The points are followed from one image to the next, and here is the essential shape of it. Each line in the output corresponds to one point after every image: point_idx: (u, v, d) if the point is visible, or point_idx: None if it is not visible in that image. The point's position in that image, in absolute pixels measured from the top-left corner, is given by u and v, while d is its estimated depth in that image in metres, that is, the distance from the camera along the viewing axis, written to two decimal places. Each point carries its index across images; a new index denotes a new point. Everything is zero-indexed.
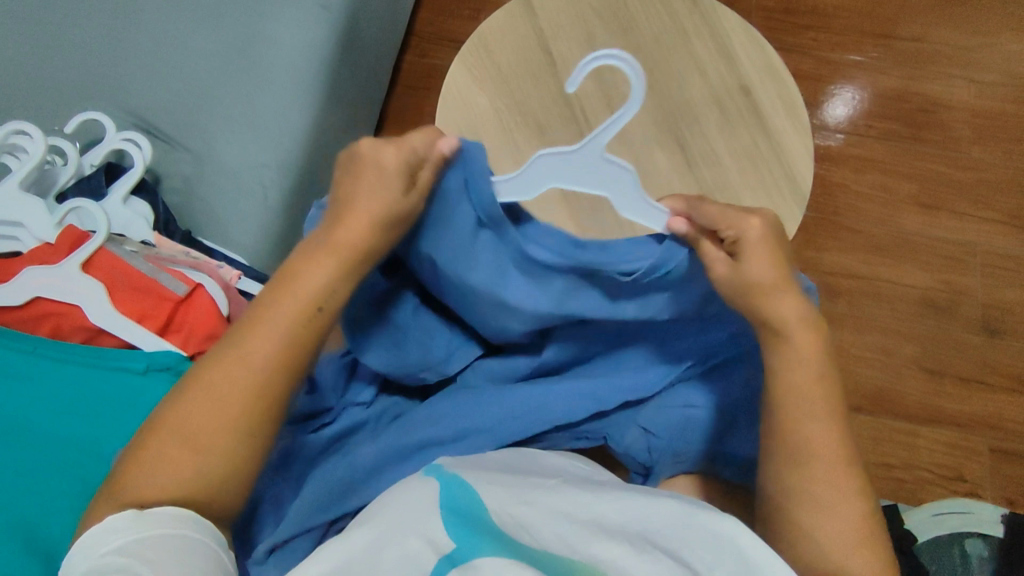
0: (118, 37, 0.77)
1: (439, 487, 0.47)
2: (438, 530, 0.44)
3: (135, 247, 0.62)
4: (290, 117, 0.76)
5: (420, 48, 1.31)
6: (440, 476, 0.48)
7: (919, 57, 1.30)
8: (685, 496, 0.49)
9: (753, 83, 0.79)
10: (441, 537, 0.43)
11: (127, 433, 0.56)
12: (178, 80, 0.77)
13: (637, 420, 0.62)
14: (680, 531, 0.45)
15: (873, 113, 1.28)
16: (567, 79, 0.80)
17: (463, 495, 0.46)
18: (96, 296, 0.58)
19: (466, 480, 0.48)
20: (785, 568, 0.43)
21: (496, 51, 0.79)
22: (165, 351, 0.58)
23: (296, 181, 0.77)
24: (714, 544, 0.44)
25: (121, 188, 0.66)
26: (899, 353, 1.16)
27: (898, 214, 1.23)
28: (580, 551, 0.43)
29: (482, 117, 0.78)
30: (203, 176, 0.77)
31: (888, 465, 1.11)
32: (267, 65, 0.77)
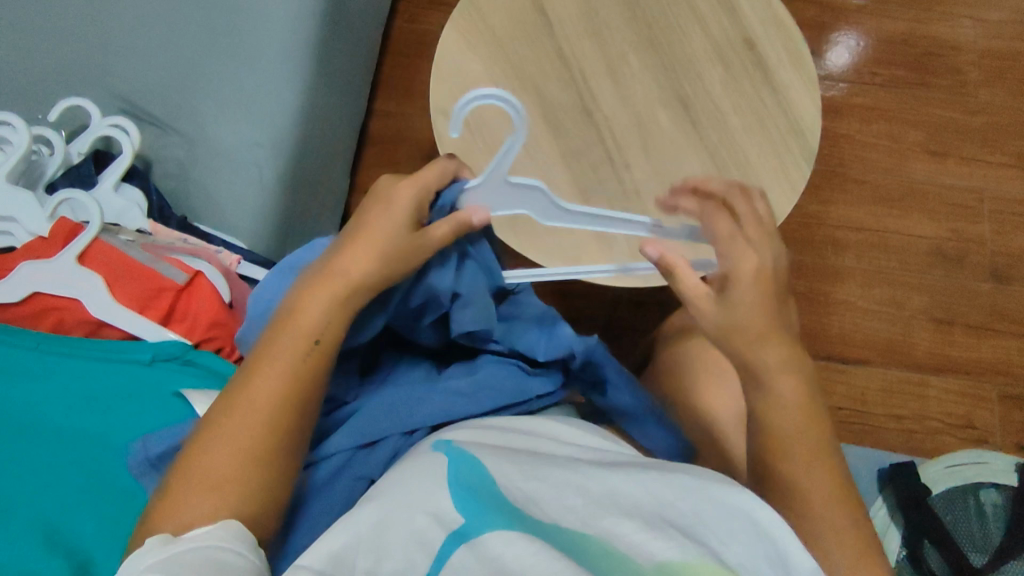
0: (97, 18, 0.74)
1: (446, 463, 0.47)
2: (445, 505, 0.44)
3: (131, 237, 0.61)
4: (280, 93, 0.74)
5: (409, 14, 1.27)
6: (448, 452, 0.49)
7: None
8: (695, 470, 0.49)
9: (756, 34, 0.77)
10: (447, 510, 0.44)
11: (139, 425, 0.55)
12: (160, 57, 0.74)
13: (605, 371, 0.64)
14: (693, 503, 0.46)
15: (877, 60, 1.24)
16: (565, 40, 0.77)
17: (470, 472, 0.46)
18: (95, 288, 0.56)
19: (475, 457, 0.48)
20: (796, 547, 0.45)
21: (488, 13, 0.76)
22: (170, 342, 0.57)
23: (289, 159, 0.75)
24: (728, 517, 0.45)
25: (111, 175, 0.64)
26: (908, 304, 1.15)
27: (906, 162, 1.20)
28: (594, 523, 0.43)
29: (479, 83, 0.75)
30: (195, 160, 0.75)
31: (898, 416, 1.11)
32: (256, 38, 0.75)
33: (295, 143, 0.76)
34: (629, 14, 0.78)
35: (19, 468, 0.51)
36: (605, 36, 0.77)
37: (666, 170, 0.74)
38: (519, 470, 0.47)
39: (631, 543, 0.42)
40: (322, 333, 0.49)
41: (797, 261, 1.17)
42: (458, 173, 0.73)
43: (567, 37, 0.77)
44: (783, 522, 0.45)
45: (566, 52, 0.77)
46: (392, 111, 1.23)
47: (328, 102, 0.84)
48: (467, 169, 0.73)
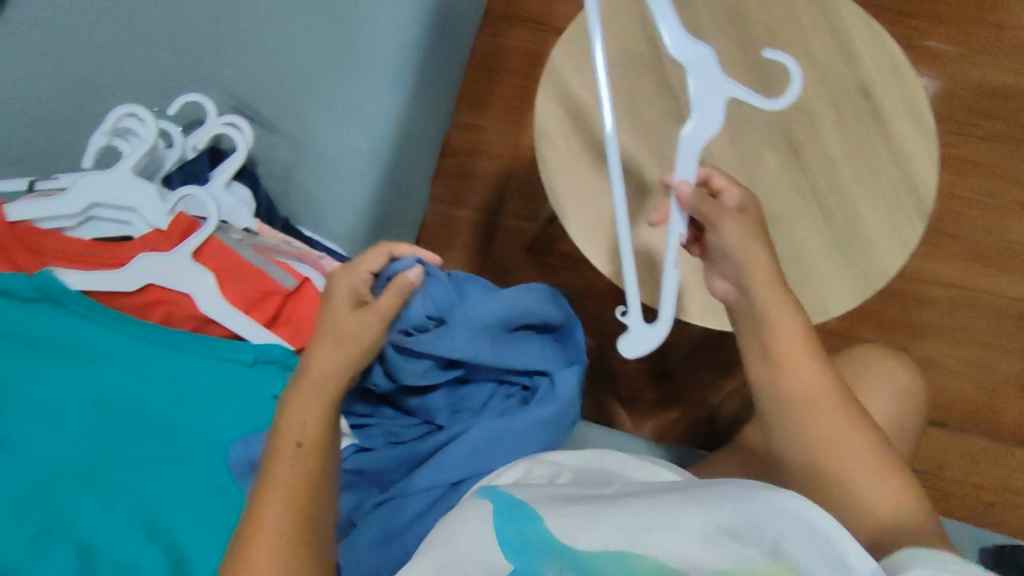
0: (218, 17, 0.76)
1: (493, 509, 0.45)
2: (496, 552, 0.43)
3: (241, 236, 0.61)
4: (385, 102, 0.75)
5: (494, 28, 1.28)
6: (493, 498, 0.46)
7: None
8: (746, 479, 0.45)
9: (874, 81, 0.76)
10: (499, 558, 0.43)
11: (239, 424, 0.56)
12: (275, 62, 0.76)
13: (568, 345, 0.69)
14: (756, 522, 0.42)
15: (977, 110, 1.19)
16: (676, 73, 0.75)
17: (520, 523, 0.44)
18: (207, 286, 0.57)
19: (521, 502, 0.46)
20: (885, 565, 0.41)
21: (599, 41, 0.76)
22: (274, 345, 0.57)
23: (389, 169, 0.76)
24: (792, 530, 0.42)
25: (223, 173, 0.65)
26: (997, 370, 1.09)
27: (1003, 220, 1.15)
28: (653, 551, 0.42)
29: (585, 109, 0.74)
30: (302, 163, 0.76)
31: (977, 486, 1.06)
32: (365, 46, 0.75)
33: (394, 153, 0.76)
34: (742, 54, 0.77)
35: (129, 459, 0.53)
36: (716, 72, 0.76)
37: (772, 216, 0.73)
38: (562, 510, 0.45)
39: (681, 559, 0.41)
40: (330, 355, 0.52)
41: (879, 314, 1.12)
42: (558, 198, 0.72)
43: (677, 70, 0.76)
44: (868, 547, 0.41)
45: (675, 85, 0.75)
46: (474, 124, 1.24)
47: (426, 114, 0.84)
48: (567, 194, 0.72)
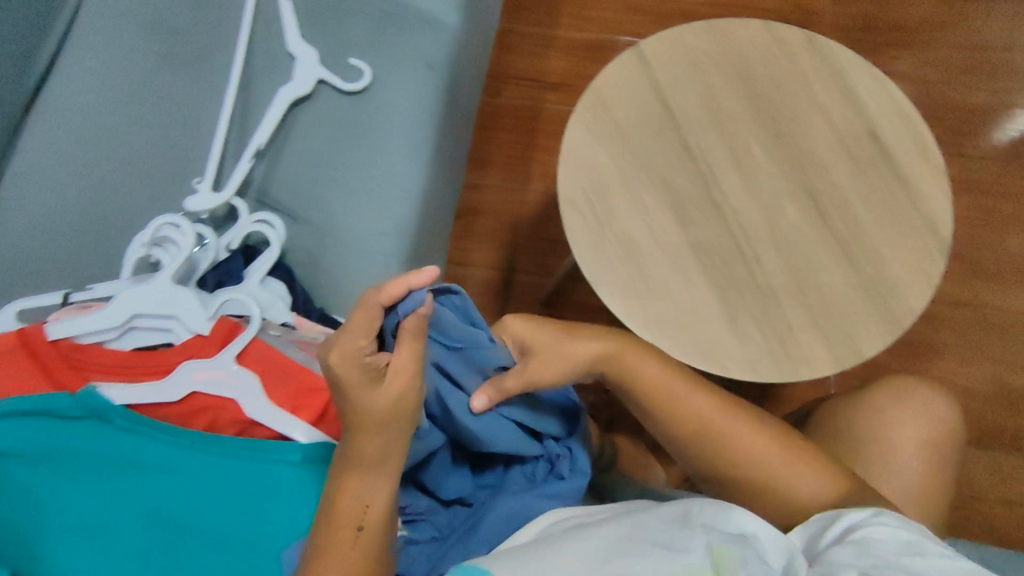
0: (242, 118, 0.80)
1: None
2: None
3: (278, 332, 0.63)
4: (404, 181, 0.80)
5: (492, 88, 1.33)
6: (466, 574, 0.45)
7: (1004, 70, 1.32)
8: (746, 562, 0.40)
9: (880, 124, 0.78)
10: None
11: (297, 527, 0.55)
12: (295, 155, 0.79)
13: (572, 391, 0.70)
14: None
15: (963, 129, 1.28)
16: (690, 132, 0.77)
17: None
18: (253, 389, 0.58)
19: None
20: None
21: (613, 106, 0.78)
22: (321, 443, 0.58)
23: (412, 246, 0.79)
24: None
25: (259, 270, 0.66)
26: (1015, 386, 1.15)
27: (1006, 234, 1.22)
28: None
29: (605, 174, 0.75)
30: (325, 248, 0.76)
31: (1009, 504, 1.10)
32: (381, 132, 0.81)
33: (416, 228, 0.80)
34: (751, 107, 0.79)
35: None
36: (729, 128, 0.78)
37: (798, 264, 0.74)
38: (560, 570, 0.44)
39: None
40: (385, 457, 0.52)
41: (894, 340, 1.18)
42: (588, 264, 0.72)
43: (691, 130, 0.77)
44: None
45: (692, 145, 0.77)
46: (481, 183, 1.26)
47: (442, 191, 0.89)
48: (598, 261, 0.72)
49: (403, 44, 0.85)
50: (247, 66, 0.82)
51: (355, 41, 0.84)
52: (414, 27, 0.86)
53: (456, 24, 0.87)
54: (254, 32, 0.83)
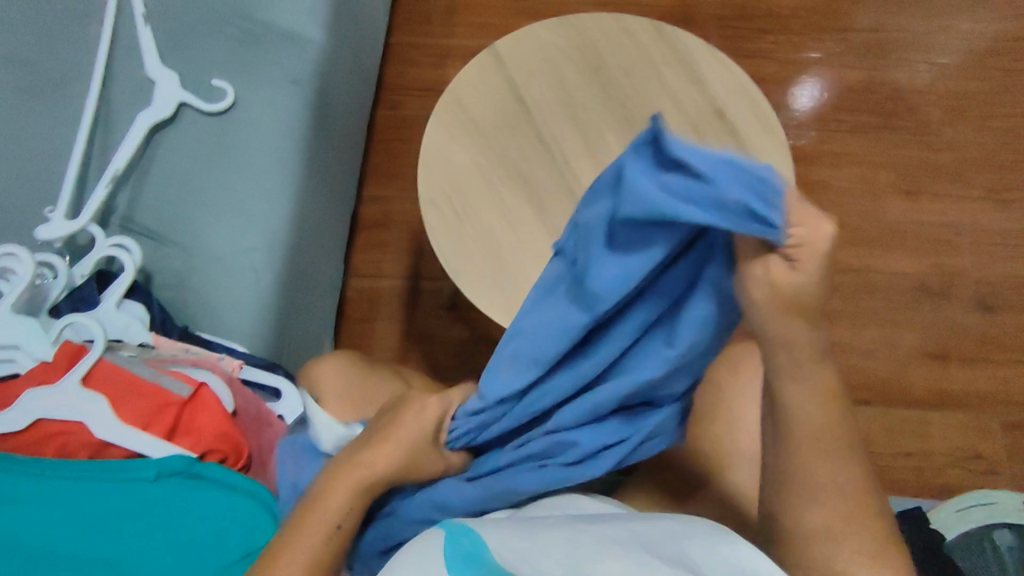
0: (103, 145, 0.80)
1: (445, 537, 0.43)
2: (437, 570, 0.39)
3: (133, 353, 0.64)
4: (272, 196, 0.80)
5: (391, 101, 1.33)
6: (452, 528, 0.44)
7: (877, 49, 1.41)
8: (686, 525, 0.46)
9: (727, 105, 0.82)
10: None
11: (149, 543, 0.55)
12: (159, 179, 0.80)
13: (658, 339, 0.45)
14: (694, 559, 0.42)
15: (841, 107, 1.38)
16: (544, 125, 0.81)
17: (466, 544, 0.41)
18: (100, 410, 0.58)
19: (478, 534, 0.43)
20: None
21: (469, 105, 0.81)
22: (174, 456, 0.58)
23: (283, 259, 0.79)
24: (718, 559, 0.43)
25: (114, 293, 0.66)
26: (901, 342, 1.24)
27: (882, 202, 1.32)
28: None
29: (463, 172, 0.78)
30: (193, 268, 0.77)
31: (905, 453, 1.18)
32: (247, 148, 0.81)
33: (289, 242, 0.80)
34: (605, 97, 0.83)
35: None
36: (583, 119, 0.82)
37: None
38: (558, 541, 0.43)
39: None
40: None
41: None
42: (450, 260, 0.75)
43: (545, 122, 0.81)
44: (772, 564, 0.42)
45: (546, 136, 0.81)
46: (383, 193, 1.27)
47: (322, 204, 0.89)
48: (459, 256, 0.75)
49: (266, 61, 0.85)
50: (107, 95, 0.82)
51: (216, 62, 0.85)
52: (277, 44, 0.86)
53: (321, 38, 0.88)
54: (113, 60, 0.83)
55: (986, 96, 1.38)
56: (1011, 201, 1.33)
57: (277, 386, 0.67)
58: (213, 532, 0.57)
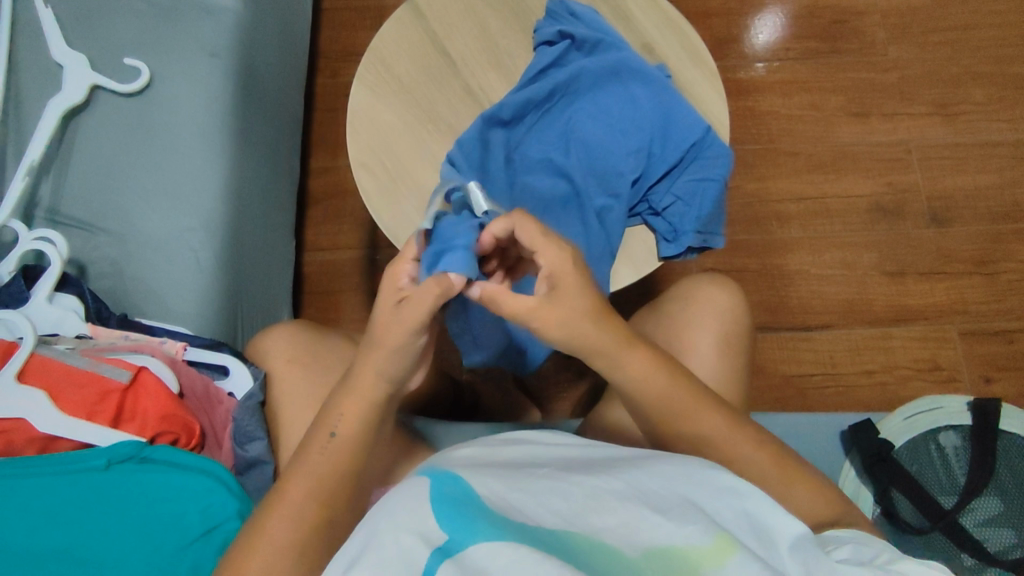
0: (19, 139, 0.77)
1: (430, 482, 0.44)
2: (429, 522, 0.40)
3: (70, 345, 0.63)
4: (205, 174, 0.78)
5: (330, 69, 1.29)
6: (432, 473, 0.45)
7: None
8: (671, 457, 0.48)
9: (654, 38, 0.81)
10: (433, 527, 0.40)
11: (106, 528, 0.55)
12: (84, 167, 0.77)
13: (526, 163, 0.75)
14: (680, 492, 0.44)
15: (789, 35, 1.38)
16: (471, 76, 0.79)
17: (453, 487, 0.43)
18: (39, 403, 0.58)
19: (461, 476, 0.45)
20: (778, 513, 0.44)
21: (393, 63, 0.79)
22: (124, 443, 0.57)
23: (224, 237, 0.77)
24: (709, 492, 0.45)
25: (43, 287, 0.65)
26: (859, 263, 1.26)
27: (834, 126, 1.33)
28: (617, 535, 0.40)
29: (393, 130, 0.77)
30: (129, 255, 0.75)
31: (869, 371, 1.21)
32: (174, 127, 0.79)
33: (228, 221, 0.78)
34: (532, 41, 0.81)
35: None
36: (509, 66, 0.80)
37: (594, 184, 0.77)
38: (553, 489, 0.44)
39: (612, 533, 0.41)
40: None
41: (746, 241, 1.26)
42: (387, 224, 0.74)
43: (472, 73, 0.80)
44: (757, 493, 0.45)
45: (474, 86, 0.79)
46: (328, 166, 1.24)
47: (262, 179, 0.86)
48: (397, 218, 0.74)
49: (181, 35, 0.82)
50: (14, 85, 0.78)
51: (127, 40, 0.81)
52: (191, 16, 0.83)
53: (236, 6, 0.84)
54: (16, 47, 0.80)
55: (926, 13, 1.39)
56: (959, 114, 1.34)
57: (220, 363, 0.67)
58: (170, 512, 0.56)
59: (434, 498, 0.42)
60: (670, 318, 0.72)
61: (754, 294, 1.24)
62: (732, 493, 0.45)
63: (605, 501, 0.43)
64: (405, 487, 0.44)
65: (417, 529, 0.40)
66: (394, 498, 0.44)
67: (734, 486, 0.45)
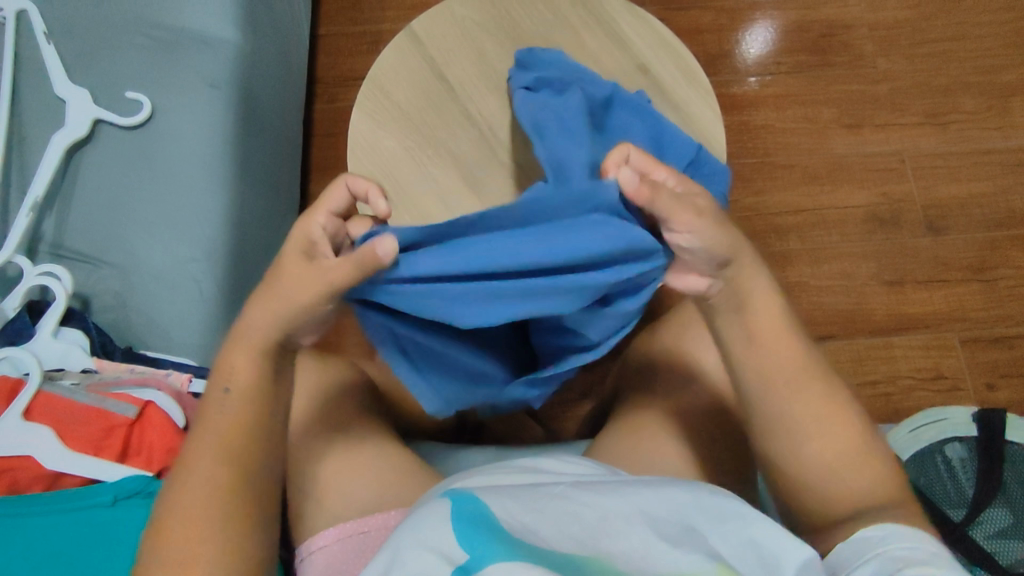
0: (24, 176, 0.78)
1: (449, 501, 0.44)
2: (446, 541, 0.40)
3: (76, 380, 0.63)
4: (207, 205, 0.78)
5: (328, 94, 1.30)
6: (450, 493, 0.45)
7: None
8: (687, 481, 0.48)
9: (649, 59, 0.83)
10: (452, 547, 0.40)
11: (117, 562, 0.54)
12: (87, 201, 0.77)
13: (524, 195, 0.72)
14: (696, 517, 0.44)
15: (780, 50, 1.40)
16: (469, 102, 0.80)
17: (472, 506, 0.43)
18: (46, 441, 0.58)
19: (479, 495, 0.45)
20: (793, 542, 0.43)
21: (392, 90, 0.80)
22: (130, 477, 0.58)
23: (228, 268, 0.78)
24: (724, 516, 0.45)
25: (48, 323, 0.65)
26: (858, 274, 1.26)
27: (828, 139, 1.34)
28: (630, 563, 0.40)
29: (393, 156, 0.77)
30: (133, 287, 0.75)
31: (872, 382, 1.21)
32: (175, 160, 0.80)
33: (230, 251, 0.79)
34: None
35: None
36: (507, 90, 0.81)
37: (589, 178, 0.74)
38: (569, 512, 0.44)
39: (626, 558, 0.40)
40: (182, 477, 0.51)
41: None
42: None
43: (470, 98, 0.81)
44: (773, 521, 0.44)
45: (472, 112, 0.80)
46: None
47: (263, 207, 0.87)
48: None
49: (180, 68, 0.83)
50: (18, 123, 0.79)
51: (129, 75, 0.82)
52: (191, 49, 0.84)
53: (236, 38, 0.85)
54: (18, 85, 0.81)
55: (914, 25, 1.41)
56: (951, 123, 1.35)
57: None
58: None
59: (453, 517, 0.42)
60: (674, 334, 0.71)
61: None
62: (747, 520, 0.44)
63: (615, 526, 0.43)
64: (424, 507, 0.44)
65: (437, 548, 0.40)
66: (411, 517, 0.44)
67: (748, 510, 0.45)
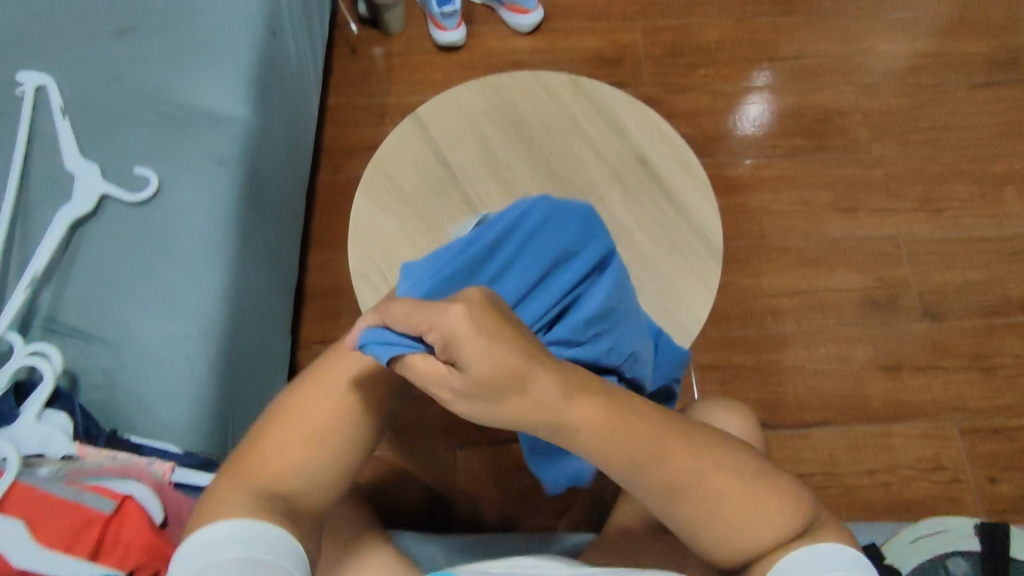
0: (24, 248, 0.79)
1: None
2: None
3: (54, 469, 0.62)
4: (204, 281, 0.79)
5: (333, 162, 1.33)
6: None
7: (808, 75, 1.49)
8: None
9: (647, 149, 0.85)
10: None
11: None
12: (85, 275, 0.78)
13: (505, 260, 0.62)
14: None
15: (776, 134, 1.44)
16: (470, 188, 0.82)
17: None
18: (17, 536, 0.55)
19: None
20: None
21: (396, 174, 0.82)
22: None
23: (221, 346, 0.78)
24: None
25: (32, 405, 0.64)
26: (855, 359, 1.26)
27: (823, 222, 1.37)
28: None
29: (393, 240, 0.78)
30: (123, 365, 0.75)
31: (871, 471, 1.18)
32: (178, 236, 0.80)
33: (224, 328, 0.79)
34: (529, 153, 0.85)
35: None
36: (508, 177, 0.83)
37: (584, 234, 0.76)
38: None
39: None
40: None
41: (741, 335, 1.27)
42: None
43: (471, 185, 0.82)
44: None
45: (473, 198, 0.82)
46: (328, 258, 1.26)
47: (259, 282, 0.88)
48: None
49: (189, 145, 0.85)
50: (25, 196, 0.81)
51: (138, 151, 0.84)
52: (201, 125, 0.86)
53: (246, 116, 0.88)
54: (29, 160, 0.82)
55: (906, 114, 1.46)
56: (944, 210, 1.38)
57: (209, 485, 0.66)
58: None
59: None
60: None
61: (751, 392, 1.23)
62: None
63: None
64: None
65: None
66: None
67: None
